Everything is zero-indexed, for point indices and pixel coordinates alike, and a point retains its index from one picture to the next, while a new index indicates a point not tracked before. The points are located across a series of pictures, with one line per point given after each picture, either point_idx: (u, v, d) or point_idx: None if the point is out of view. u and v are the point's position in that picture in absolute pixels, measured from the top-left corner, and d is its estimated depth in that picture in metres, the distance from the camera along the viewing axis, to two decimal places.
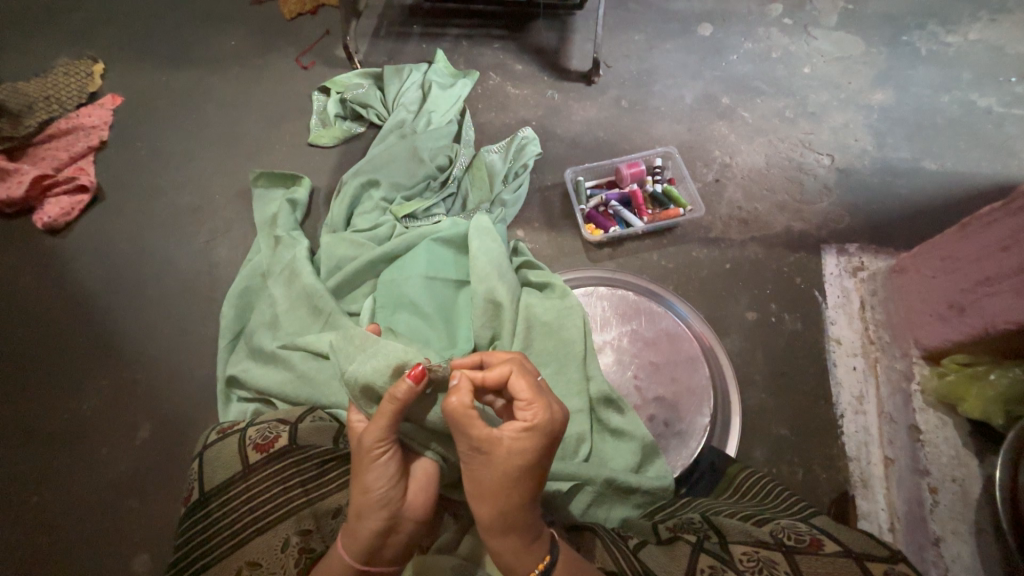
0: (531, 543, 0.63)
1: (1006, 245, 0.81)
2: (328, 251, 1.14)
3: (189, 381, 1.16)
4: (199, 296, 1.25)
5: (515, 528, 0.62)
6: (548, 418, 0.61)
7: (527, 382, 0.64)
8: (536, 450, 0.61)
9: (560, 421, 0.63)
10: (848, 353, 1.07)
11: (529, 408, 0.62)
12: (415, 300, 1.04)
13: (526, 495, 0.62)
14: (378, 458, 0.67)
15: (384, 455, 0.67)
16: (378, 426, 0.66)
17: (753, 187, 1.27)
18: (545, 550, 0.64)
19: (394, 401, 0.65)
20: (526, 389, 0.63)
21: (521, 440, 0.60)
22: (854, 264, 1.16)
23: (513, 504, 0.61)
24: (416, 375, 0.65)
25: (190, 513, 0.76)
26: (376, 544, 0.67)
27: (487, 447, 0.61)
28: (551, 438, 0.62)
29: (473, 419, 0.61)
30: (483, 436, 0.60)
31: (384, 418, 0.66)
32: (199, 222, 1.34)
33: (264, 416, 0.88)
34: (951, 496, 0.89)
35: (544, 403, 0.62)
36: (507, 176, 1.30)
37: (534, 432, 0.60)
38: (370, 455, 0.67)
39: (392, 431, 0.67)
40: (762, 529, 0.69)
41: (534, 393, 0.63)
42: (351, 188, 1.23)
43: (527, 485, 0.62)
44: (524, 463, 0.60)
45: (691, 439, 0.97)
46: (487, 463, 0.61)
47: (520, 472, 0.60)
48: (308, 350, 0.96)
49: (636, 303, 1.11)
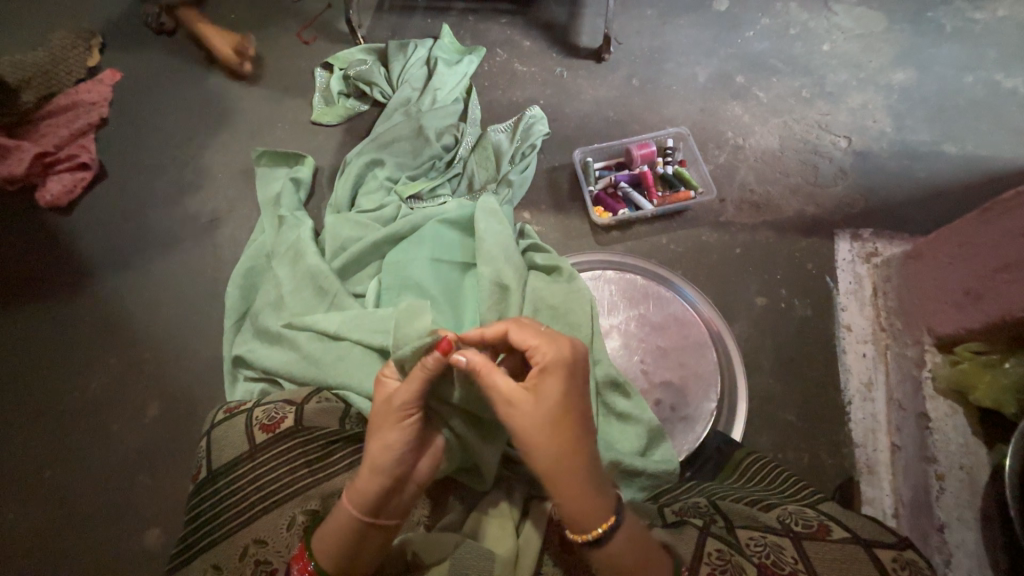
0: (594, 498, 0.61)
1: None
2: (332, 232, 1.14)
3: (197, 361, 1.16)
4: (205, 277, 1.24)
5: (562, 482, 0.61)
6: (559, 354, 0.65)
7: (534, 330, 0.68)
8: (558, 387, 0.63)
9: (571, 355, 0.66)
10: (858, 340, 1.07)
11: (538, 352, 0.66)
12: (421, 282, 1.04)
13: (571, 441, 0.61)
14: (405, 420, 0.67)
15: (410, 418, 0.68)
16: (411, 390, 0.67)
17: (766, 169, 1.24)
18: (610, 510, 0.61)
19: (425, 370, 0.66)
20: (533, 335, 0.67)
21: (541, 382, 0.64)
22: (868, 250, 1.13)
23: (561, 451, 0.61)
24: (444, 343, 0.66)
25: (199, 490, 0.76)
26: (384, 499, 0.66)
27: (519, 403, 0.63)
28: (567, 372, 0.64)
29: (493, 375, 0.65)
30: (510, 391, 0.63)
31: (415, 383, 0.67)
32: (204, 201, 1.33)
33: (270, 397, 0.88)
34: (959, 483, 0.86)
35: (552, 344, 0.66)
36: (515, 156, 1.27)
37: (550, 371, 0.64)
38: (397, 416, 0.67)
39: (421, 397, 0.68)
40: (770, 514, 0.68)
41: (542, 337, 0.67)
42: (356, 168, 1.23)
43: (568, 431, 0.61)
44: (554, 403, 0.62)
45: (697, 424, 0.96)
46: (520, 414, 0.62)
47: (555, 415, 0.62)
48: (316, 330, 0.97)
49: (644, 287, 1.10)
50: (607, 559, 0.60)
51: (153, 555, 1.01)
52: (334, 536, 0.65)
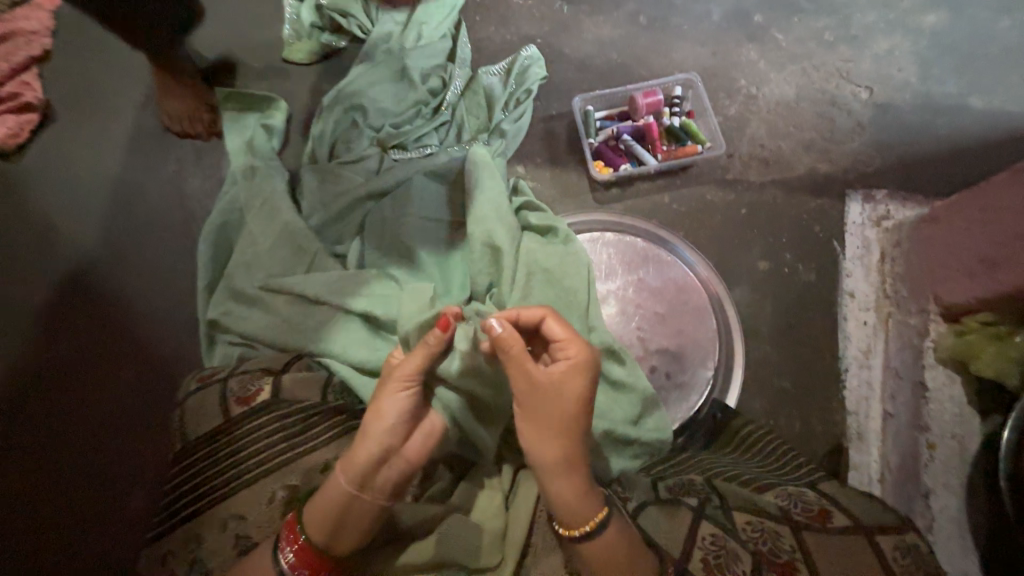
0: (586, 489, 0.64)
1: None
2: (311, 186, 1.06)
3: (167, 322, 1.10)
4: (172, 234, 1.15)
5: (571, 470, 0.65)
6: (589, 356, 0.67)
7: (564, 325, 0.70)
8: (583, 384, 0.66)
9: (596, 358, 0.69)
10: (860, 307, 1.03)
11: (568, 348, 0.68)
12: (408, 242, 0.98)
13: (582, 432, 0.66)
14: (404, 389, 0.69)
15: (411, 390, 0.69)
16: (414, 361, 0.69)
17: (779, 122, 1.15)
18: (601, 501, 0.64)
19: (428, 343, 0.69)
20: (564, 330, 0.69)
21: (569, 377, 0.66)
22: (879, 212, 1.07)
23: (573, 441, 0.65)
24: (444, 317, 0.68)
25: (174, 463, 0.73)
26: (374, 469, 0.65)
27: (546, 391, 0.66)
28: (592, 373, 0.67)
29: (527, 362, 0.66)
30: (540, 379, 0.66)
31: (419, 355, 0.69)
32: (167, 149, 1.22)
33: (245, 365, 0.83)
34: (949, 451, 0.86)
35: (581, 342, 0.68)
36: (508, 102, 1.17)
37: (578, 369, 0.66)
38: (399, 385, 0.69)
39: (423, 370, 0.70)
40: (768, 498, 0.69)
41: (572, 334, 0.69)
42: (335, 115, 1.13)
43: (582, 423, 0.66)
44: (577, 398, 0.66)
45: (692, 393, 0.94)
46: (544, 402, 0.65)
47: (576, 409, 0.66)
48: (295, 293, 0.91)
49: (644, 251, 1.04)
50: (596, 554, 0.61)
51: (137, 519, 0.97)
52: (321, 501, 0.64)
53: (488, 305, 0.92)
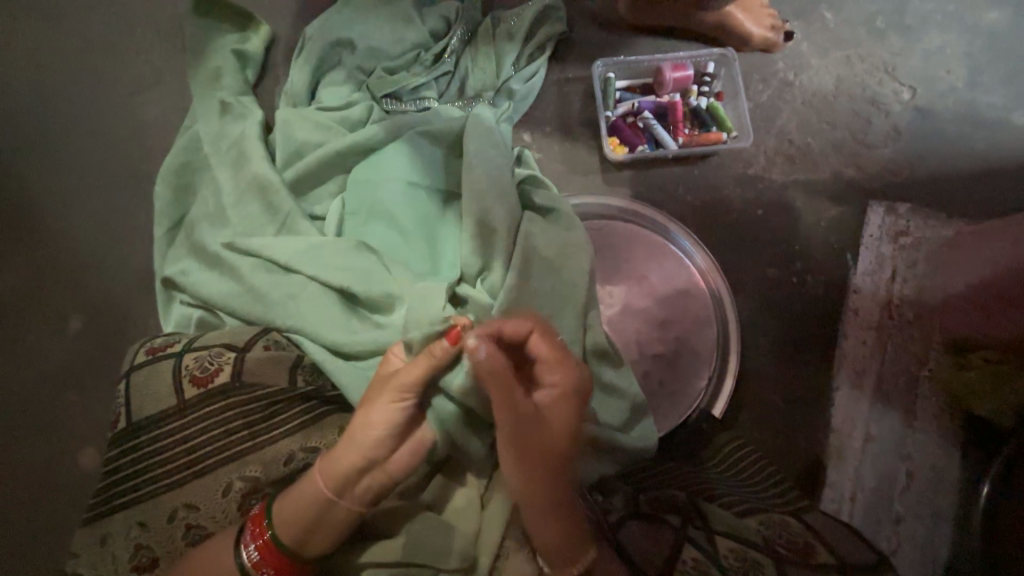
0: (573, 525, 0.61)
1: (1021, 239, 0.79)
2: (286, 132, 0.93)
3: (107, 267, 0.96)
4: (121, 164, 1.01)
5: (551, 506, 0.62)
6: (576, 381, 0.68)
7: (553, 351, 0.68)
8: (569, 411, 0.66)
9: (584, 382, 0.69)
10: (861, 325, 0.97)
11: (556, 371, 0.68)
12: (392, 210, 0.86)
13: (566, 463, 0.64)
14: (398, 403, 0.64)
15: (404, 403, 0.64)
16: (414, 375, 0.64)
17: (812, 116, 1.06)
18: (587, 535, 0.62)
19: (432, 357, 0.64)
20: (553, 357, 0.68)
21: (555, 403, 0.66)
22: (898, 227, 1.00)
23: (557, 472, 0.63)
24: (455, 331, 0.64)
25: (117, 442, 0.67)
26: (354, 478, 0.62)
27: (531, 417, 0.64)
28: (580, 399, 0.68)
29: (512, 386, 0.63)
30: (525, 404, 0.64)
31: (419, 370, 0.64)
32: (123, 67, 1.06)
33: (203, 335, 0.75)
34: (926, 483, 0.88)
35: (570, 367, 0.68)
36: (520, 59, 1.04)
37: (563, 395, 0.67)
38: (393, 397, 0.64)
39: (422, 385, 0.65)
40: (753, 526, 0.66)
41: (562, 358, 0.68)
42: (318, 49, 0.97)
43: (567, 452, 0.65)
44: (562, 426, 0.65)
45: (682, 402, 0.91)
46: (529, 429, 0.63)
47: (561, 438, 0.65)
48: (264, 258, 0.81)
49: (651, 248, 0.99)
50: None
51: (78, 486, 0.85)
52: (296, 505, 0.61)
53: (479, 290, 0.84)
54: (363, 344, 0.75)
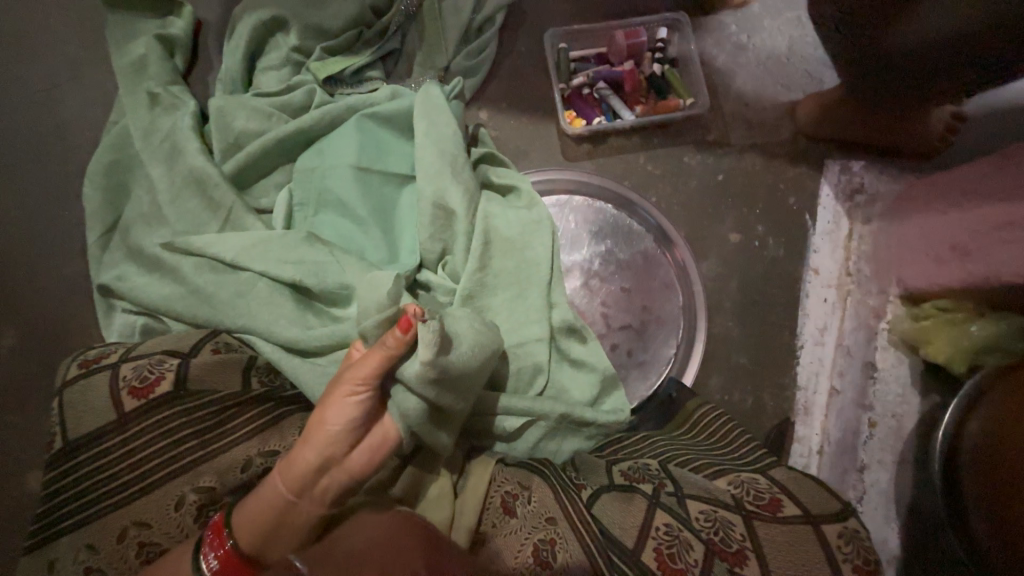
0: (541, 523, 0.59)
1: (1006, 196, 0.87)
2: (222, 121, 0.86)
3: (36, 278, 0.90)
4: (44, 167, 0.93)
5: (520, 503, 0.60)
6: None
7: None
8: None
9: None
10: (823, 283, 0.98)
11: None
12: (343, 197, 0.82)
13: None
14: (353, 397, 0.60)
15: (361, 397, 0.60)
16: (368, 367, 0.59)
17: (766, 79, 1.05)
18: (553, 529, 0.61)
19: (387, 347, 0.59)
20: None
21: None
22: (853, 185, 1.02)
23: None
24: (404, 318, 0.58)
25: (55, 464, 0.63)
26: (313, 478, 0.59)
27: None
28: None
29: None
30: None
31: (374, 362, 0.59)
32: (34, 59, 0.97)
33: (144, 343, 0.70)
34: (887, 430, 0.91)
35: None
36: (468, 32, 1.00)
37: None
38: (348, 390, 0.60)
39: (379, 377, 0.60)
40: (722, 487, 0.67)
41: None
42: (248, 29, 0.91)
43: None
44: None
45: (652, 371, 0.93)
46: None
47: None
48: (206, 257, 0.76)
49: (614, 221, 0.98)
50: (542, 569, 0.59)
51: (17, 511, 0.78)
52: (254, 511, 0.58)
53: (440, 275, 0.83)
54: (321, 339, 0.73)
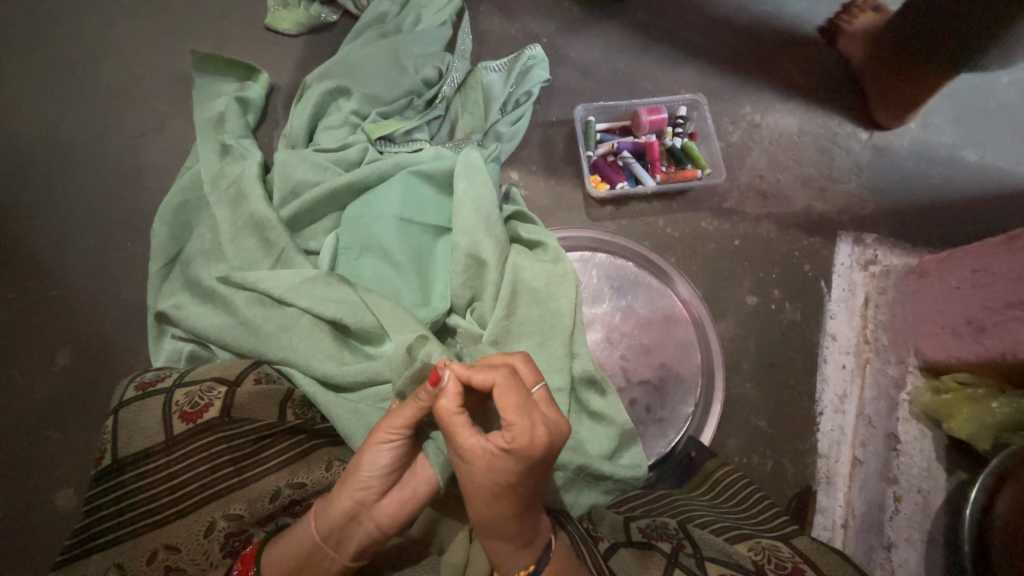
0: (518, 551, 0.62)
1: (977, 269, 0.84)
2: (284, 171, 0.97)
3: (97, 302, 0.97)
4: (121, 203, 1.04)
5: (501, 536, 0.61)
6: (528, 443, 0.55)
7: (512, 400, 0.56)
8: (509, 471, 0.57)
9: (546, 444, 0.56)
10: (841, 350, 1.01)
11: (510, 428, 0.56)
12: (385, 245, 0.90)
13: (510, 508, 0.59)
14: (384, 444, 0.64)
15: (391, 444, 0.64)
16: (401, 415, 0.63)
17: (779, 155, 1.13)
18: (531, 561, 0.62)
19: (418, 399, 0.62)
20: (511, 408, 0.56)
21: (499, 458, 0.57)
22: (868, 256, 1.06)
23: (494, 514, 0.60)
24: (432, 371, 0.60)
25: (101, 480, 0.67)
26: (342, 523, 0.63)
27: (469, 460, 0.58)
28: (531, 460, 0.56)
29: (457, 427, 0.58)
30: (467, 446, 0.58)
31: (406, 410, 0.63)
32: (126, 110, 1.11)
33: (197, 369, 0.76)
34: (913, 506, 0.88)
35: (527, 424, 0.55)
36: (507, 103, 1.11)
37: (511, 454, 0.56)
38: (379, 437, 0.64)
39: (411, 425, 0.64)
40: (742, 552, 0.66)
41: (518, 414, 0.55)
42: (315, 95, 1.03)
43: (511, 503, 0.59)
44: (502, 482, 0.57)
45: (670, 429, 0.93)
46: (468, 469, 0.59)
47: (498, 489, 0.58)
48: (256, 292, 0.82)
49: (634, 277, 1.03)
50: None
51: (63, 517, 0.84)
52: (290, 548, 0.63)
53: (468, 320, 0.88)
54: (354, 376, 0.78)
